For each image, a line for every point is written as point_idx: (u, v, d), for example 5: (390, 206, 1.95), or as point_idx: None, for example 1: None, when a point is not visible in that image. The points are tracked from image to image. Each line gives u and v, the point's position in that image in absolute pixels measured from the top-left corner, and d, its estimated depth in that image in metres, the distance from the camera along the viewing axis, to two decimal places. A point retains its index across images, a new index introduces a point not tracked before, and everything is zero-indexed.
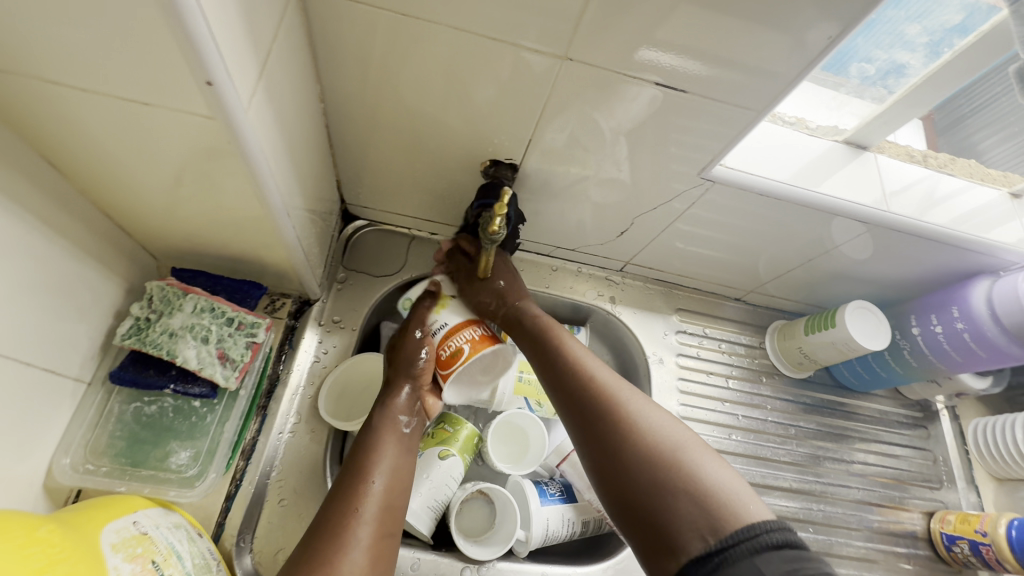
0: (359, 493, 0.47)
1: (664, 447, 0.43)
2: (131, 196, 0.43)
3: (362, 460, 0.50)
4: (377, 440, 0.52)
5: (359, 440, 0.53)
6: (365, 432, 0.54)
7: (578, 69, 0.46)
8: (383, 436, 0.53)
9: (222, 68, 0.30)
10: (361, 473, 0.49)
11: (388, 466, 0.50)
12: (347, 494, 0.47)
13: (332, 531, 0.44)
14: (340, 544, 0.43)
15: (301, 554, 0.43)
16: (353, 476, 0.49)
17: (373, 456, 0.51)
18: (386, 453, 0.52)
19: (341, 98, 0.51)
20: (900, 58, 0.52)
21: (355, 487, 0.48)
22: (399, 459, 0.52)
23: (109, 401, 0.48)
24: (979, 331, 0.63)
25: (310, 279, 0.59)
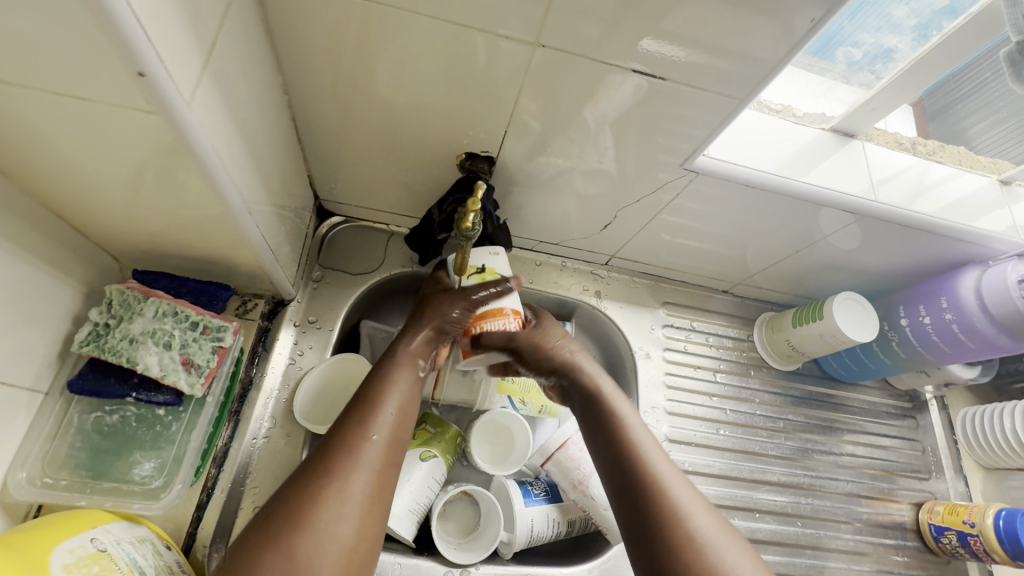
0: (371, 417, 0.45)
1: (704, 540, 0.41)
2: (81, 197, 0.41)
3: (378, 385, 0.48)
4: (393, 366, 0.50)
5: (375, 368, 0.50)
6: (384, 359, 0.51)
7: (553, 57, 0.44)
8: (399, 367, 0.50)
9: (156, 58, 0.28)
10: (374, 398, 0.46)
11: (402, 394, 0.48)
12: (359, 415, 0.45)
13: (340, 449, 0.42)
14: (349, 462, 0.41)
15: (306, 467, 0.41)
16: (365, 400, 0.46)
17: (387, 381, 0.48)
18: (401, 382, 0.49)
19: (307, 89, 0.49)
20: (888, 42, 0.51)
21: (369, 409, 0.45)
22: (412, 389, 0.49)
23: (68, 411, 0.46)
24: (967, 322, 0.62)
25: (282, 278, 0.57)
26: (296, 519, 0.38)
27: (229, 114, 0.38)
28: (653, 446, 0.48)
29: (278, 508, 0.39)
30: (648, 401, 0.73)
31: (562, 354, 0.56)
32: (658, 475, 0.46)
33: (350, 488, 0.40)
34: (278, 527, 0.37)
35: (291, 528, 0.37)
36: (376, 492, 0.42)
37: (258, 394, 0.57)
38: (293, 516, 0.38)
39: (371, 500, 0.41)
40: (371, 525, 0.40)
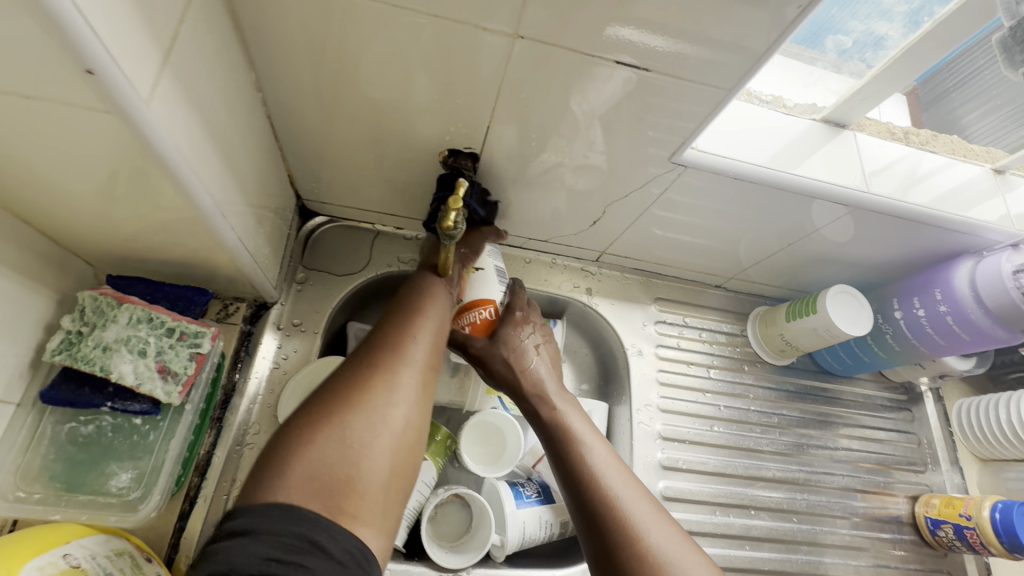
0: (415, 322, 0.47)
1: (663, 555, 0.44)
2: (46, 202, 0.39)
3: (418, 296, 0.50)
4: (429, 282, 0.52)
5: (407, 285, 0.52)
6: (420, 275, 0.53)
7: (533, 49, 0.42)
8: (434, 284, 0.52)
9: (105, 54, 0.26)
10: (416, 308, 0.48)
11: (441, 308, 0.50)
12: (403, 321, 0.47)
13: (385, 346, 0.44)
14: (397, 358, 0.43)
15: (354, 363, 0.43)
16: (406, 309, 0.48)
17: (426, 294, 0.50)
18: (440, 296, 0.51)
19: (281, 86, 0.47)
20: (878, 29, 0.50)
21: (411, 315, 0.47)
22: (448, 306, 0.52)
23: (41, 422, 0.45)
24: (961, 314, 0.61)
25: (263, 281, 0.56)
26: (350, 403, 0.39)
27: (195, 112, 0.36)
28: (611, 468, 0.50)
29: (332, 394, 0.40)
30: (641, 399, 0.72)
31: (532, 360, 0.57)
32: (610, 480, 0.49)
33: (400, 381, 0.42)
34: (335, 406, 0.39)
35: (346, 409, 0.39)
36: (422, 388, 0.44)
37: (241, 399, 0.56)
38: (348, 400, 0.40)
39: (419, 396, 0.43)
40: (418, 419, 0.43)
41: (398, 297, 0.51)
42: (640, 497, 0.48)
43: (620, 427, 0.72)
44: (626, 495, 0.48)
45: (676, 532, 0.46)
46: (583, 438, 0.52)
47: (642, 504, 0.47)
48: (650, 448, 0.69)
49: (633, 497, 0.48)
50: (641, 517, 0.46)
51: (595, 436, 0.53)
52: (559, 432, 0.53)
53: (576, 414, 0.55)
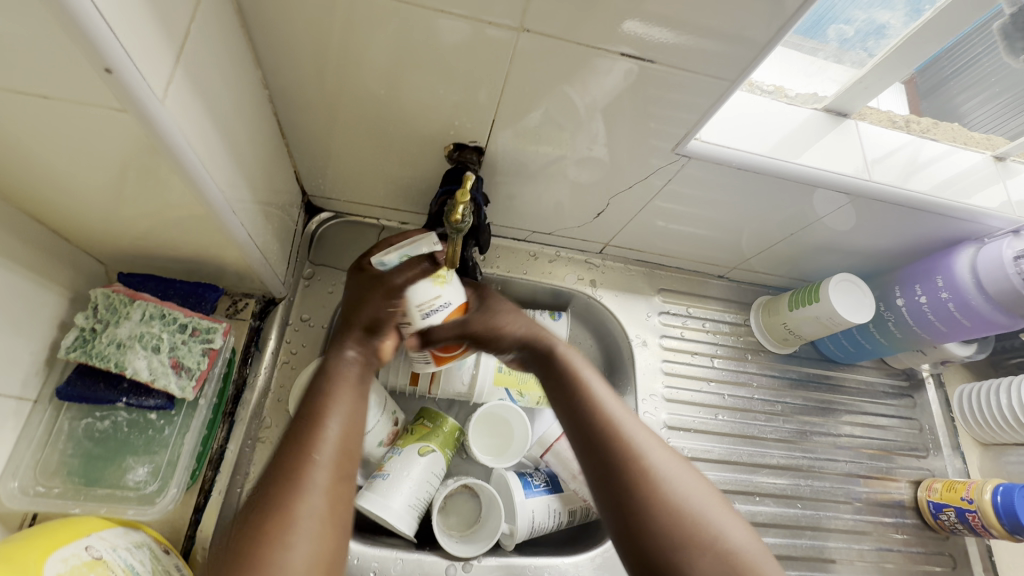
0: (314, 437, 0.41)
1: (663, 477, 0.42)
2: (60, 201, 0.40)
3: (312, 404, 0.43)
4: (331, 385, 0.45)
5: (310, 384, 0.46)
6: (317, 378, 0.46)
7: (539, 42, 0.43)
8: (334, 391, 0.45)
9: (123, 54, 0.27)
10: (315, 420, 0.42)
11: (345, 407, 0.44)
12: (303, 435, 0.41)
13: (283, 473, 0.38)
14: (295, 491, 0.37)
15: (255, 499, 0.38)
16: (304, 423, 0.42)
17: (327, 398, 0.44)
18: (342, 397, 0.45)
19: (287, 84, 0.48)
20: (879, 18, 0.50)
21: (306, 431, 0.41)
22: (358, 396, 0.46)
23: (58, 419, 0.45)
24: (963, 300, 0.62)
25: (271, 277, 0.56)
26: (249, 560, 0.34)
27: (206, 110, 0.37)
28: (612, 401, 0.47)
29: (235, 546, 0.35)
30: (646, 389, 0.73)
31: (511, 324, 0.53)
32: (634, 440, 0.44)
33: (297, 512, 0.37)
34: (236, 566, 0.34)
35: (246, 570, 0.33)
36: (330, 515, 0.38)
37: (253, 394, 0.57)
38: (250, 555, 0.34)
39: (324, 526, 0.37)
40: (329, 545, 0.37)
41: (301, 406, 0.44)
42: (674, 461, 0.43)
43: None
44: (663, 470, 0.42)
45: (710, 492, 0.42)
46: (606, 410, 0.46)
47: (677, 469, 0.43)
48: (656, 437, 0.70)
49: (668, 466, 0.43)
50: (671, 480, 0.42)
51: (621, 407, 0.47)
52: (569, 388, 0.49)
53: (596, 383, 0.49)
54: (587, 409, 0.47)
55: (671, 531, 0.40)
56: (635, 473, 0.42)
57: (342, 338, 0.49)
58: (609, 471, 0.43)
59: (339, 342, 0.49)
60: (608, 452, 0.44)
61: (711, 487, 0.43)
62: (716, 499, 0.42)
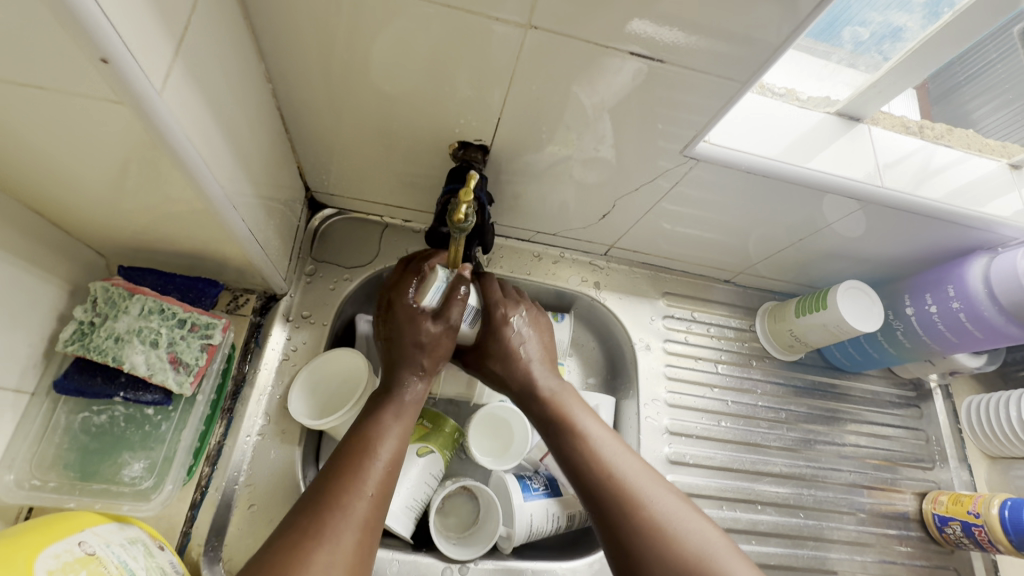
0: (363, 463, 0.44)
1: (664, 520, 0.45)
2: (60, 193, 0.39)
3: (361, 434, 0.46)
4: (385, 414, 0.48)
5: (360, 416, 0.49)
6: (365, 411, 0.49)
7: (546, 40, 0.42)
8: (383, 418, 0.48)
9: (120, 44, 0.26)
10: (365, 450, 0.45)
11: (394, 436, 0.47)
12: (350, 460, 0.44)
13: (327, 494, 0.41)
14: (337, 512, 0.40)
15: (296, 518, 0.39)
16: (349, 451, 0.45)
17: (378, 428, 0.47)
18: (391, 428, 0.47)
19: (291, 78, 0.47)
20: (896, 21, 0.48)
21: (353, 457, 0.44)
22: (405, 428, 0.48)
23: (54, 413, 0.45)
24: (975, 311, 0.61)
25: (272, 272, 0.56)
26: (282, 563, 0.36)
27: (206, 105, 0.36)
28: (611, 446, 0.51)
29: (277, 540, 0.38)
30: (649, 394, 0.72)
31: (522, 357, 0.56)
32: (639, 485, 0.47)
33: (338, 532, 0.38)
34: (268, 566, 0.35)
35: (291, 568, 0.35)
36: (364, 537, 0.40)
37: (251, 390, 0.57)
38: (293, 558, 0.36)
39: (358, 548, 0.39)
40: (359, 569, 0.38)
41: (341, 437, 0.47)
42: (679, 504, 0.46)
43: (627, 420, 0.72)
44: (667, 512, 0.45)
45: (715, 532, 0.45)
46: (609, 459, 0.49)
47: (681, 510, 0.46)
48: (657, 443, 0.69)
49: (673, 509, 0.45)
50: (676, 524, 0.44)
51: (626, 453, 0.50)
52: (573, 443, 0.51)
53: (597, 430, 0.52)
54: (594, 463, 0.49)
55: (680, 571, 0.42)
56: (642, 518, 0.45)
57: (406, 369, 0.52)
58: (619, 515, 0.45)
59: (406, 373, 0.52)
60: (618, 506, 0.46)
61: (714, 527, 0.45)
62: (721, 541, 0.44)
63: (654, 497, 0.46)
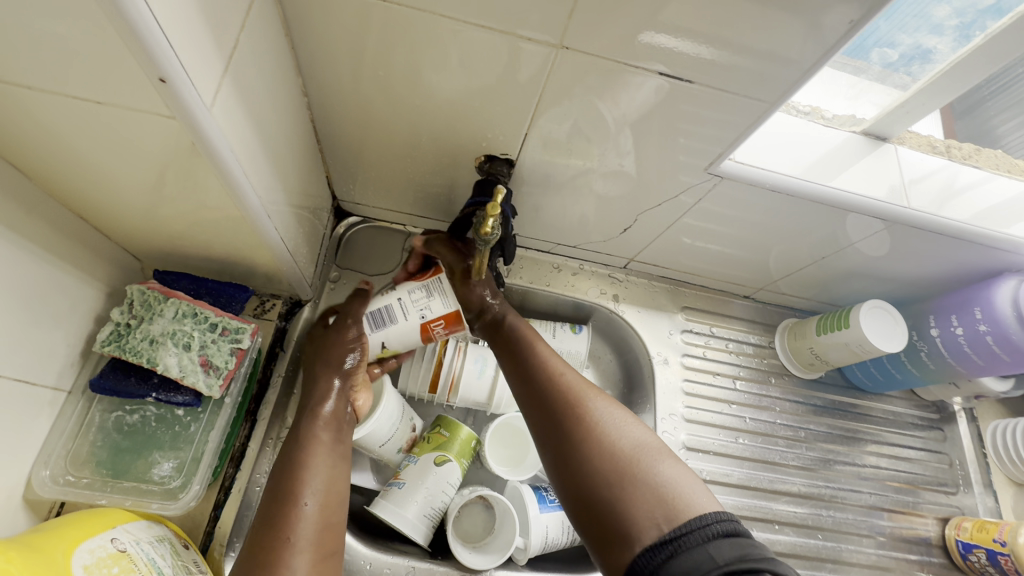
0: (290, 518, 0.45)
1: (598, 420, 0.45)
2: (105, 201, 0.41)
3: (288, 483, 0.47)
4: (303, 454, 0.49)
5: (282, 457, 0.50)
6: (290, 448, 0.50)
7: (576, 57, 0.43)
8: (309, 471, 0.48)
9: (178, 63, 0.28)
10: (290, 508, 0.45)
11: (321, 481, 0.48)
12: (274, 518, 0.45)
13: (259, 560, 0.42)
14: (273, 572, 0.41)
15: None
16: (278, 505, 0.45)
17: (301, 476, 0.48)
18: (315, 469, 0.49)
19: (326, 92, 0.48)
20: (926, 43, 0.48)
21: (282, 512, 0.45)
22: (329, 467, 0.50)
23: (90, 409, 0.47)
24: (1003, 335, 0.59)
25: (298, 279, 0.57)
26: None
27: (249, 117, 0.38)
28: (554, 359, 0.51)
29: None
30: (666, 408, 0.72)
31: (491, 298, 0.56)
32: (576, 393, 0.48)
33: None
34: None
35: None
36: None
37: (275, 394, 0.58)
38: None
39: None
40: None
41: (273, 482, 0.48)
42: (612, 409, 0.46)
43: None
44: (606, 420, 0.45)
45: (647, 434, 0.45)
46: (550, 368, 0.50)
47: (614, 414, 0.46)
48: None
49: (607, 413, 0.46)
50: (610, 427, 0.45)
51: (564, 365, 0.51)
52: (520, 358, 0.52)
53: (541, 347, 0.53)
54: (541, 384, 0.49)
55: (606, 464, 0.43)
56: (577, 419, 0.46)
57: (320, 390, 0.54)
58: (556, 421, 0.47)
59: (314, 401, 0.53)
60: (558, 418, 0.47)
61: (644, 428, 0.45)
62: (653, 442, 0.44)
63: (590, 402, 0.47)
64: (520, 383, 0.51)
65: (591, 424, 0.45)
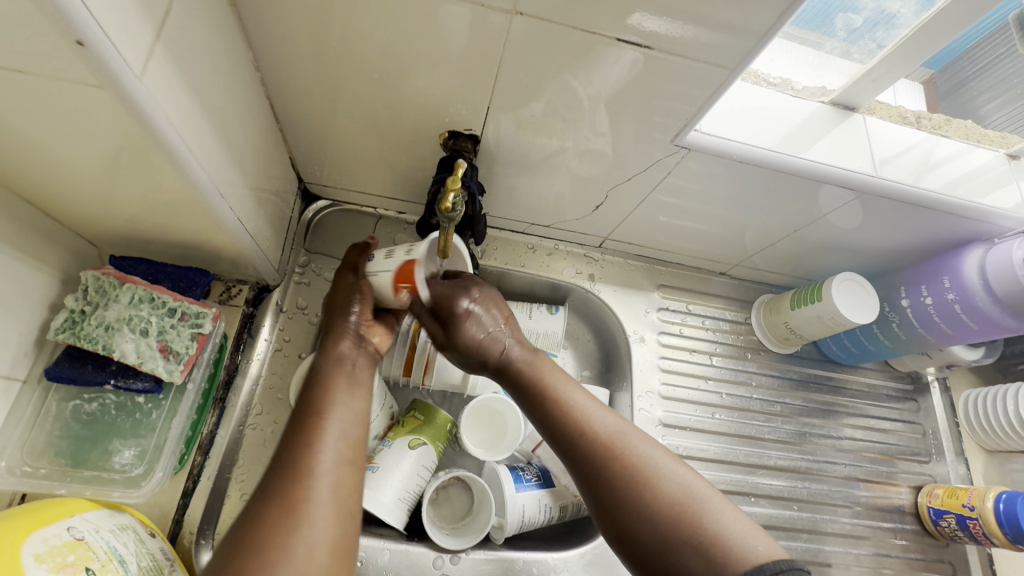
0: (315, 429, 0.43)
1: (644, 465, 0.43)
2: (48, 184, 0.40)
3: (316, 400, 0.45)
4: (330, 376, 0.48)
5: (313, 378, 0.48)
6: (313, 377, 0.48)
7: (533, 27, 0.42)
8: (336, 389, 0.47)
9: (96, 27, 0.26)
10: (316, 419, 0.44)
11: (347, 402, 0.46)
12: (304, 429, 0.43)
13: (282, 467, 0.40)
14: (299, 478, 0.39)
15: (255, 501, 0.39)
16: (305, 418, 0.44)
17: (327, 395, 0.46)
18: (342, 392, 0.47)
19: (278, 67, 0.47)
20: (890, 7, 0.48)
21: (307, 425, 0.43)
22: (357, 392, 0.48)
23: (46, 399, 0.46)
24: (970, 302, 0.60)
25: (263, 263, 0.56)
26: (256, 542, 0.36)
27: (189, 91, 0.36)
28: (582, 397, 0.50)
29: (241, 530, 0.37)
30: (643, 386, 0.72)
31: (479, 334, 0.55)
32: (612, 436, 0.46)
33: (299, 501, 0.38)
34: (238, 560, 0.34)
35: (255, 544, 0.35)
36: (339, 498, 0.40)
37: (244, 380, 0.57)
38: (258, 533, 0.36)
39: (334, 512, 0.39)
40: (339, 532, 0.39)
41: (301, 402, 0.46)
42: (661, 455, 0.44)
43: (621, 413, 0.72)
44: (651, 464, 0.43)
45: (698, 478, 0.43)
46: (577, 409, 0.48)
47: (664, 461, 0.43)
48: (650, 434, 0.70)
49: (654, 457, 0.44)
50: (660, 476, 0.42)
51: (591, 403, 0.49)
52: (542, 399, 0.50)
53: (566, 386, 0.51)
54: (572, 428, 0.47)
55: (665, 515, 0.40)
56: (620, 465, 0.43)
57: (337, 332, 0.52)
58: (597, 467, 0.44)
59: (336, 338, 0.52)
60: (601, 473, 0.44)
61: (695, 473, 0.43)
62: (707, 489, 0.42)
63: (631, 445, 0.45)
64: (548, 428, 0.49)
65: (638, 472, 0.43)
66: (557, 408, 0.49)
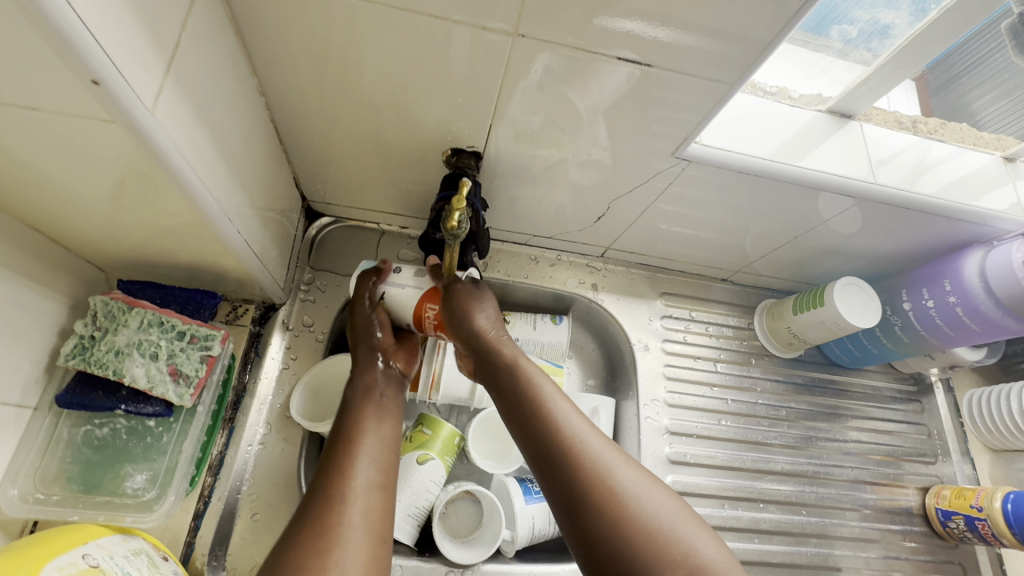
0: (348, 454, 0.46)
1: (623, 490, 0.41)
2: (57, 213, 0.40)
3: (348, 428, 0.49)
4: (359, 404, 0.51)
5: (344, 406, 0.51)
6: (343, 409, 0.51)
7: (534, 46, 0.42)
8: (365, 419, 0.50)
9: (109, 65, 0.27)
10: (350, 446, 0.47)
11: (378, 432, 0.49)
12: (337, 455, 0.46)
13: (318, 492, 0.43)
14: (332, 501, 0.42)
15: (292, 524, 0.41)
16: (341, 444, 0.47)
17: (360, 425, 0.49)
18: (372, 423, 0.50)
19: (282, 91, 0.47)
20: (884, 19, 0.48)
21: (341, 451, 0.46)
22: (388, 423, 0.51)
23: (58, 425, 0.46)
24: (972, 305, 0.61)
25: (269, 282, 0.56)
26: (290, 561, 0.38)
27: (198, 119, 0.37)
28: (567, 414, 0.47)
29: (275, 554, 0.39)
30: (649, 394, 0.72)
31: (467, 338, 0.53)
32: (596, 457, 0.43)
33: (326, 524, 0.40)
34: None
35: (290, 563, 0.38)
36: (376, 518, 0.43)
37: (252, 400, 0.57)
38: (292, 555, 0.38)
39: (368, 533, 0.41)
40: (374, 551, 0.41)
41: (335, 429, 0.49)
42: (640, 477, 0.43)
43: (627, 422, 0.72)
44: (631, 489, 0.41)
45: (682, 508, 0.42)
46: (559, 424, 0.45)
47: (643, 484, 0.42)
48: (657, 443, 0.70)
49: (636, 479, 0.42)
50: (641, 498, 0.41)
51: (575, 416, 0.47)
52: (523, 409, 0.47)
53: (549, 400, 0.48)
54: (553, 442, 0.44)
55: (639, 544, 0.39)
56: (599, 486, 0.41)
57: (364, 359, 0.55)
58: (574, 486, 0.42)
59: (362, 365, 0.54)
60: (577, 489, 0.42)
61: (673, 495, 0.42)
62: (686, 514, 0.41)
63: (614, 466, 0.43)
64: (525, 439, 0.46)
65: (618, 497, 0.41)
66: (536, 422, 0.46)
